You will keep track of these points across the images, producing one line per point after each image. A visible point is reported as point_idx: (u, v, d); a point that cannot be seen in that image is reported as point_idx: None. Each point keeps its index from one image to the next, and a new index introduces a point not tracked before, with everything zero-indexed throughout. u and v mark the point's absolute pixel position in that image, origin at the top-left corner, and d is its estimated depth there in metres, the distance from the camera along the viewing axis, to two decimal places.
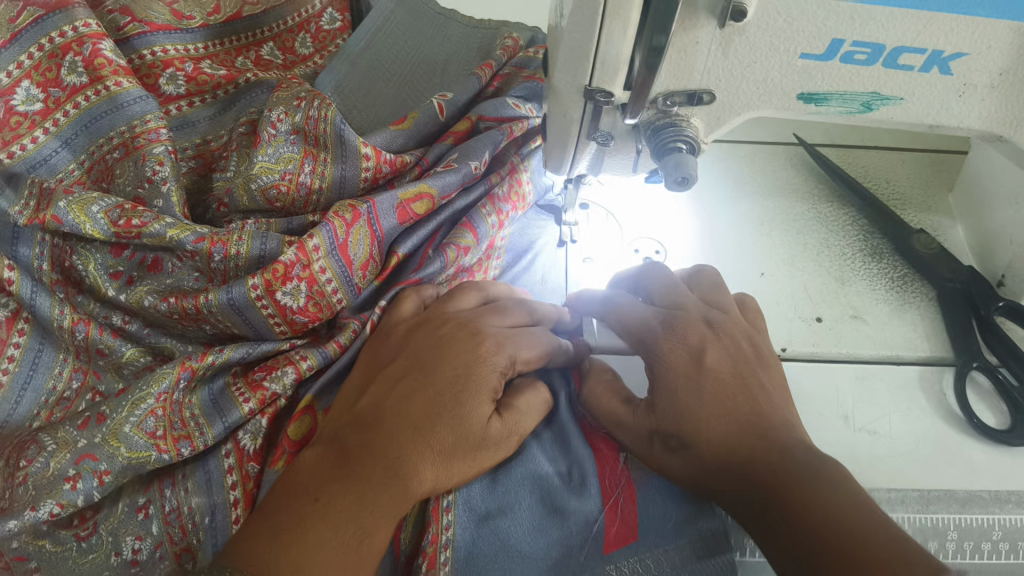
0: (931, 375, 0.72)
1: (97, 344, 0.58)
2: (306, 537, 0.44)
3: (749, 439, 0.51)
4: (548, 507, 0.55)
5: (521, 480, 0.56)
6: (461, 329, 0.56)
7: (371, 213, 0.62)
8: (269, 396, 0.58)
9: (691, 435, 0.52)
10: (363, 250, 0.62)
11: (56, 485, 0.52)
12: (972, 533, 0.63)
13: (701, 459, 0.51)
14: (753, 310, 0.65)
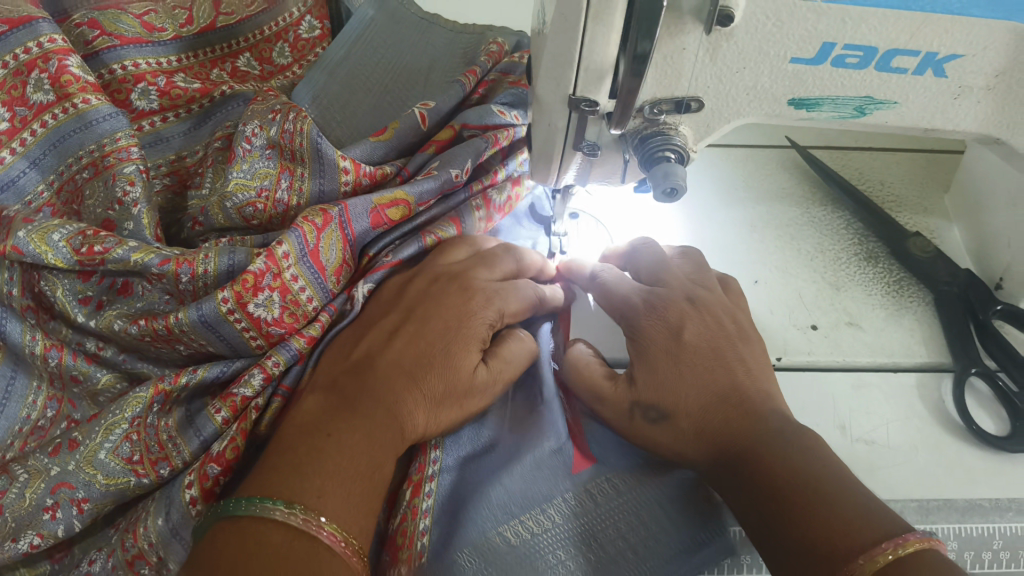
0: (929, 382, 0.70)
1: (72, 370, 0.56)
2: (325, 466, 0.46)
3: (729, 409, 0.53)
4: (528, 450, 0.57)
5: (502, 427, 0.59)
6: (450, 286, 0.60)
7: (343, 217, 0.61)
8: (239, 402, 0.55)
9: (670, 408, 0.54)
10: (336, 254, 0.60)
11: (35, 515, 0.51)
12: (972, 542, 0.61)
13: (681, 429, 0.53)
14: (737, 291, 0.66)
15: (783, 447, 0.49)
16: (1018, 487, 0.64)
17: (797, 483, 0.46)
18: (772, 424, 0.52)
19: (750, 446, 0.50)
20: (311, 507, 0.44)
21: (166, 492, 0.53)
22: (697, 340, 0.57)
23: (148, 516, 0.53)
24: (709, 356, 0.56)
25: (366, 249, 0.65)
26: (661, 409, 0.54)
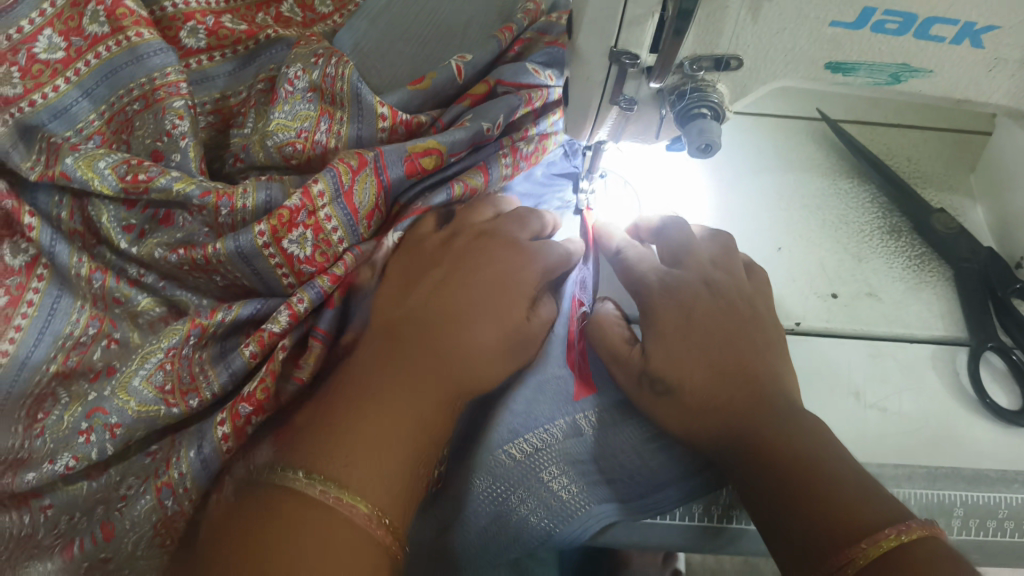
0: (944, 354, 0.72)
1: (114, 293, 0.59)
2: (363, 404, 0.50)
3: (729, 388, 0.54)
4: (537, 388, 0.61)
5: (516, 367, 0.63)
6: (492, 257, 0.61)
7: (377, 163, 0.62)
8: (268, 338, 0.58)
9: (676, 382, 0.55)
10: (368, 198, 0.62)
11: (70, 438, 0.54)
12: (978, 510, 0.62)
13: (684, 405, 0.54)
14: (761, 280, 0.66)
15: (782, 430, 0.51)
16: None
17: (793, 466, 0.48)
18: (775, 406, 0.53)
19: (747, 430, 0.52)
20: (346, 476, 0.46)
21: (197, 428, 0.57)
22: (708, 324, 0.58)
23: (181, 449, 0.56)
24: (718, 337, 0.57)
25: (397, 198, 0.67)
26: (666, 385, 0.55)
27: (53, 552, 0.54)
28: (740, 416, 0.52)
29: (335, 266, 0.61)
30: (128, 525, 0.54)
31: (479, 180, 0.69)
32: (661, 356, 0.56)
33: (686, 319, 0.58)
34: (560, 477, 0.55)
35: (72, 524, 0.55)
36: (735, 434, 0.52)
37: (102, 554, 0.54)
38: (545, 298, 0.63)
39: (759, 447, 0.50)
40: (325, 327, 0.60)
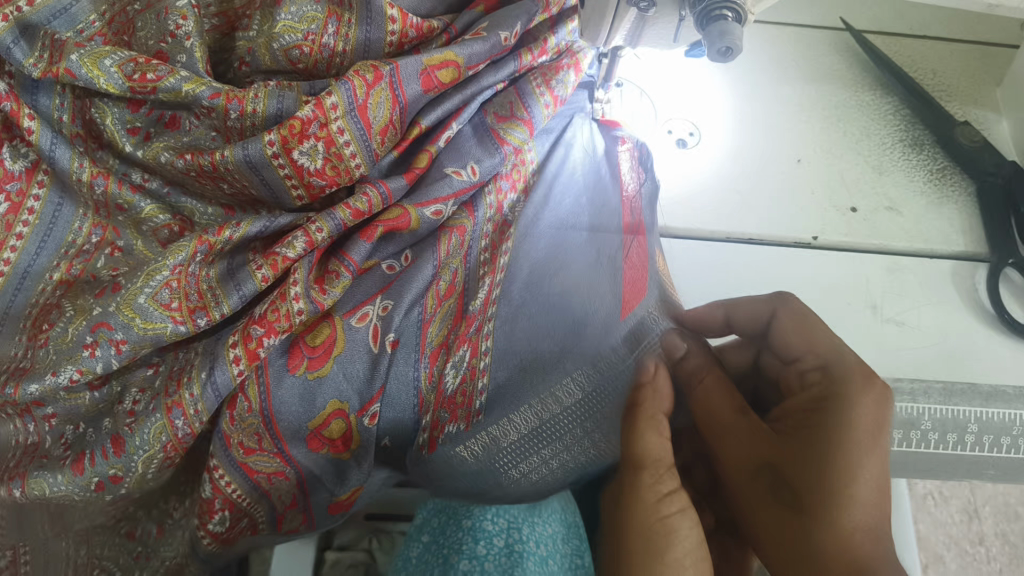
0: (965, 269, 0.71)
1: (116, 200, 0.57)
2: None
3: (866, 536, 0.44)
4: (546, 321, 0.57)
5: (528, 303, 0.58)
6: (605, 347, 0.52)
7: (395, 77, 0.57)
8: (281, 262, 0.55)
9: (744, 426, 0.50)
10: (384, 113, 0.57)
11: (76, 351, 0.52)
12: (992, 427, 0.62)
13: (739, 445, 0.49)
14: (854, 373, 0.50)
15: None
16: None
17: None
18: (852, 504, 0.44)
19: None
20: None
21: (210, 347, 0.55)
22: (876, 467, 0.45)
23: (193, 369, 0.54)
24: (880, 479, 0.45)
25: (419, 119, 0.62)
26: (793, 491, 0.46)
27: (62, 465, 0.53)
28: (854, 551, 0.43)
29: (357, 197, 0.57)
30: (138, 442, 0.53)
31: (523, 135, 0.65)
32: (818, 487, 0.45)
33: (863, 446, 0.45)
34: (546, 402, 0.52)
35: (78, 435, 0.55)
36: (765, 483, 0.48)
37: (114, 470, 0.53)
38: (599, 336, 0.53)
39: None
40: (359, 260, 0.57)
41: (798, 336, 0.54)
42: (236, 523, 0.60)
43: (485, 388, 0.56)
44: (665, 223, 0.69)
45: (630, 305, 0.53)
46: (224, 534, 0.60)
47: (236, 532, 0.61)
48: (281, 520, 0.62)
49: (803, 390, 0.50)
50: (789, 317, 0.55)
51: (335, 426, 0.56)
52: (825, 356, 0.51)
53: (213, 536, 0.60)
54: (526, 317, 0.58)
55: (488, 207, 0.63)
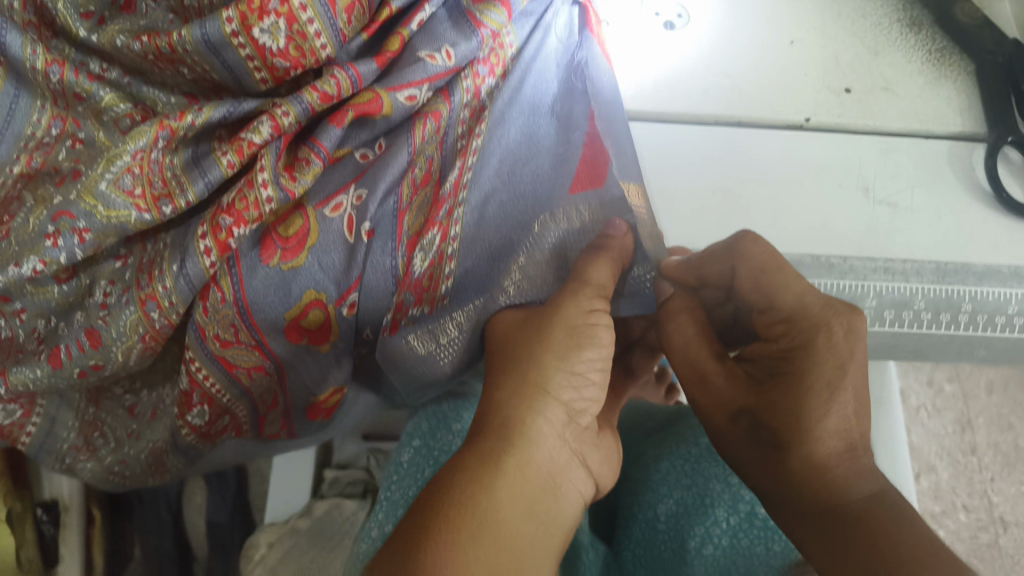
0: (961, 150, 0.68)
1: (74, 88, 0.55)
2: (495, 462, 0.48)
3: (840, 464, 0.52)
4: (518, 219, 0.56)
5: (498, 211, 0.56)
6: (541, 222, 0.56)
7: None
8: (247, 148, 0.52)
9: (703, 368, 0.57)
10: None
11: (39, 242, 0.52)
12: (987, 306, 0.64)
13: (712, 384, 0.56)
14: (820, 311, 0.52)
15: (894, 518, 0.49)
16: None
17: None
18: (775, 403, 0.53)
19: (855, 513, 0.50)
20: (493, 500, 0.47)
21: (179, 239, 0.54)
22: (847, 409, 0.52)
23: (164, 262, 0.53)
24: (846, 419, 0.52)
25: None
26: (771, 439, 0.54)
27: (40, 359, 0.56)
28: (836, 489, 0.51)
29: (325, 80, 0.53)
30: (114, 335, 0.55)
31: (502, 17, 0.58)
32: (793, 436, 0.52)
33: (831, 400, 0.51)
34: (508, 274, 0.56)
35: (52, 329, 0.57)
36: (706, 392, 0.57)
37: (93, 360, 0.56)
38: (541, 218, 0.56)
39: (844, 540, 0.49)
40: (330, 146, 0.53)
41: (756, 291, 0.54)
42: (214, 419, 0.64)
43: (453, 273, 0.56)
44: (651, 107, 0.67)
45: (586, 181, 0.57)
46: (204, 428, 0.64)
47: (216, 429, 0.66)
48: (262, 423, 0.67)
49: (772, 334, 0.54)
50: (754, 260, 0.53)
51: (313, 315, 0.56)
52: (788, 304, 0.53)
53: (193, 429, 0.64)
54: (498, 202, 0.56)
55: (465, 93, 0.57)
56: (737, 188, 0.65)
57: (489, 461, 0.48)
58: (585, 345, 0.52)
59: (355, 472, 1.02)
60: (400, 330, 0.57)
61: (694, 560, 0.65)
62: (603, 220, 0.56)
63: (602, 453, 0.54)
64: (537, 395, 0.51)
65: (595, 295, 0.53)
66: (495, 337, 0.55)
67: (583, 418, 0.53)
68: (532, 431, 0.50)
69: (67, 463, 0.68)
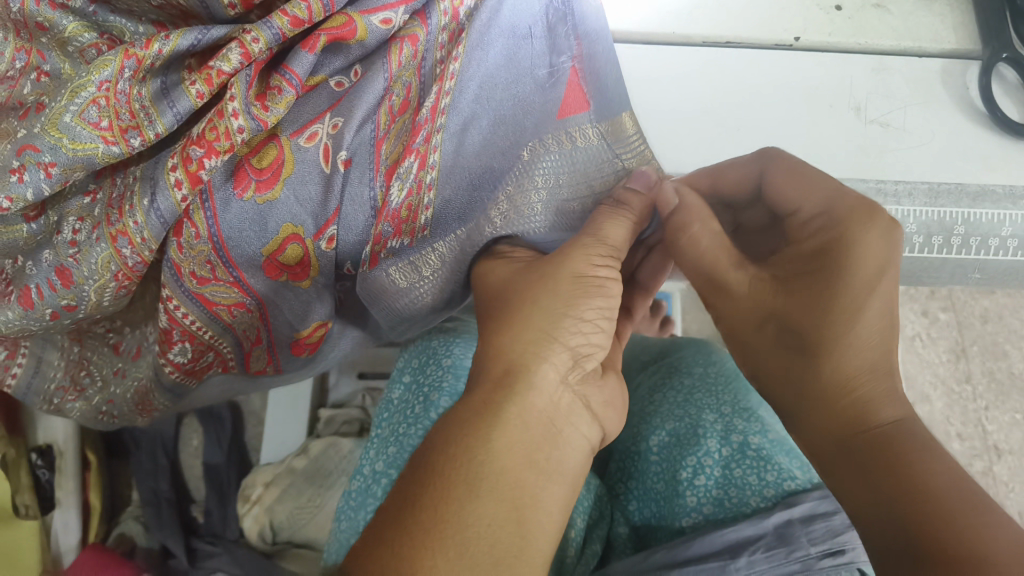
0: (956, 68, 0.66)
1: (35, 18, 0.52)
2: (499, 416, 0.48)
3: (867, 381, 0.52)
4: (511, 141, 0.56)
5: (490, 151, 0.55)
6: (538, 153, 0.56)
7: None
8: (216, 78, 0.50)
9: (722, 283, 0.57)
10: None
11: (3, 177, 0.50)
12: (980, 228, 0.62)
13: (727, 292, 0.57)
14: (864, 214, 0.52)
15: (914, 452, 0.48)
16: None
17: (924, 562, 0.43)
18: (803, 316, 0.53)
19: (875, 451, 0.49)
20: (495, 455, 0.47)
21: (148, 171, 0.52)
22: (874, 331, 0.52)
23: (134, 196, 0.52)
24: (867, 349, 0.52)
25: None
26: (794, 344, 0.54)
27: (10, 301, 0.56)
28: (858, 411, 0.51)
29: (294, 2, 0.49)
30: (85, 273, 0.54)
31: None
32: (818, 338, 0.53)
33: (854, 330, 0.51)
34: (500, 205, 0.57)
35: (19, 268, 0.56)
36: (726, 299, 0.57)
37: (65, 300, 0.55)
38: (532, 149, 0.56)
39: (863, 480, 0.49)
40: (302, 73, 0.50)
41: (790, 192, 0.55)
42: (198, 357, 0.63)
43: (431, 203, 0.55)
44: (636, 29, 0.65)
45: (573, 106, 0.56)
46: (188, 366, 0.64)
47: (201, 366, 0.65)
48: (249, 359, 0.67)
49: (809, 234, 0.54)
50: (782, 181, 0.56)
51: (291, 251, 0.55)
52: (815, 205, 0.54)
53: (177, 366, 0.64)
54: (479, 129, 0.54)
55: (443, 15, 0.53)
56: (728, 113, 0.64)
57: (485, 413, 0.48)
58: (592, 294, 0.52)
59: (351, 411, 1.01)
60: (380, 264, 0.58)
61: (687, 490, 0.65)
62: (591, 145, 0.57)
63: (604, 396, 0.54)
64: (546, 342, 0.51)
65: (608, 254, 0.54)
66: (492, 288, 0.55)
67: (587, 363, 0.53)
68: (535, 375, 0.50)
69: (56, 404, 0.70)
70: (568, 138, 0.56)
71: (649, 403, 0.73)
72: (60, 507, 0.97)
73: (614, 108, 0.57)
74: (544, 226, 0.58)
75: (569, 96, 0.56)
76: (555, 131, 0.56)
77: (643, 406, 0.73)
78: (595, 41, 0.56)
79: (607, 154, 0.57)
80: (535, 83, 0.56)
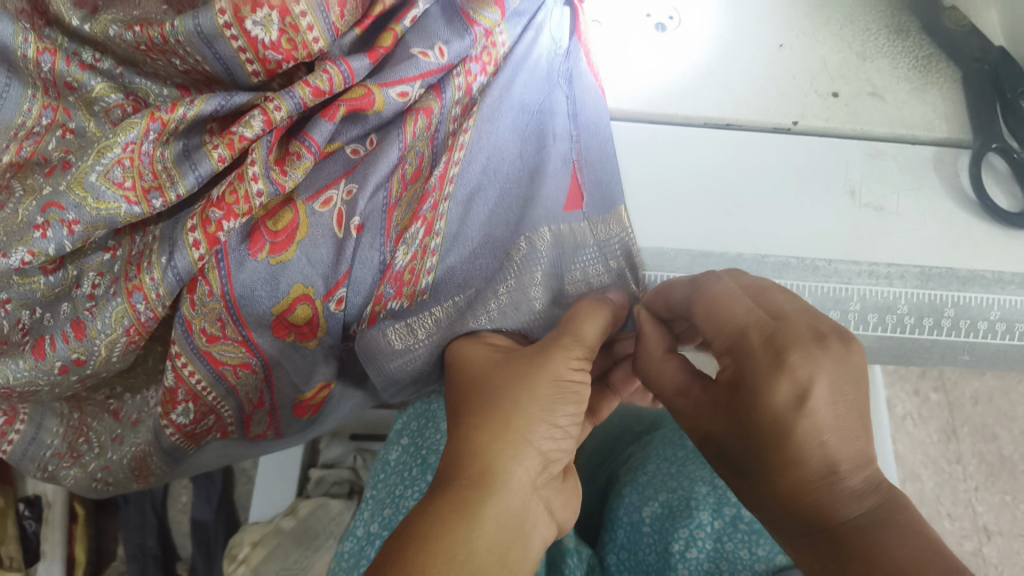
0: (947, 156, 0.68)
1: (65, 77, 0.55)
2: (473, 513, 0.45)
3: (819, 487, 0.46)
4: (507, 217, 0.58)
5: (496, 227, 0.58)
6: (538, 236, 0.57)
7: None
8: (238, 142, 0.52)
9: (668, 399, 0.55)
10: None
11: (27, 233, 0.52)
12: (969, 311, 0.65)
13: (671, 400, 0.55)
14: (754, 341, 0.49)
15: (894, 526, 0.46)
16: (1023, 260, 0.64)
17: None
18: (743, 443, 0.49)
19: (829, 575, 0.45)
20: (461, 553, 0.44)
21: (168, 232, 0.54)
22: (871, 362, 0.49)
23: (153, 254, 0.54)
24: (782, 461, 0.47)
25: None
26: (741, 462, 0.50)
27: (24, 351, 0.56)
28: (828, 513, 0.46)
29: (316, 75, 0.51)
30: (99, 327, 0.55)
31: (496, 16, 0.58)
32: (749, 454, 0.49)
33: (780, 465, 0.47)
34: (502, 288, 0.57)
35: (36, 320, 0.57)
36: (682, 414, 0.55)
37: (76, 353, 0.56)
38: (536, 235, 0.57)
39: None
40: (321, 140, 0.53)
41: (706, 313, 0.53)
42: (199, 419, 0.64)
43: (434, 268, 0.57)
44: (644, 109, 0.68)
45: (571, 202, 0.60)
46: (187, 428, 0.65)
47: (201, 430, 0.66)
48: (248, 422, 0.67)
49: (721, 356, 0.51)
50: (704, 307, 0.53)
51: (301, 311, 0.56)
52: (729, 327, 0.51)
53: (178, 428, 0.64)
54: (484, 200, 0.57)
55: (456, 91, 0.57)
56: (726, 186, 0.66)
57: (454, 507, 0.46)
58: (570, 400, 0.50)
59: (342, 472, 1.01)
60: (379, 323, 0.58)
61: (679, 563, 0.64)
62: (576, 239, 0.59)
63: (564, 496, 0.52)
64: (519, 443, 0.48)
65: (585, 357, 0.52)
66: (471, 374, 0.53)
67: (555, 467, 0.50)
68: (510, 477, 0.47)
69: (51, 470, 0.70)
70: (568, 235, 0.59)
71: (643, 474, 0.73)
72: (44, 560, 0.96)
73: (609, 205, 0.61)
74: (541, 318, 0.58)
75: (566, 192, 0.60)
76: (548, 228, 0.58)
77: (635, 477, 0.73)
78: (592, 134, 0.62)
79: (597, 255, 0.60)
80: (535, 168, 0.59)
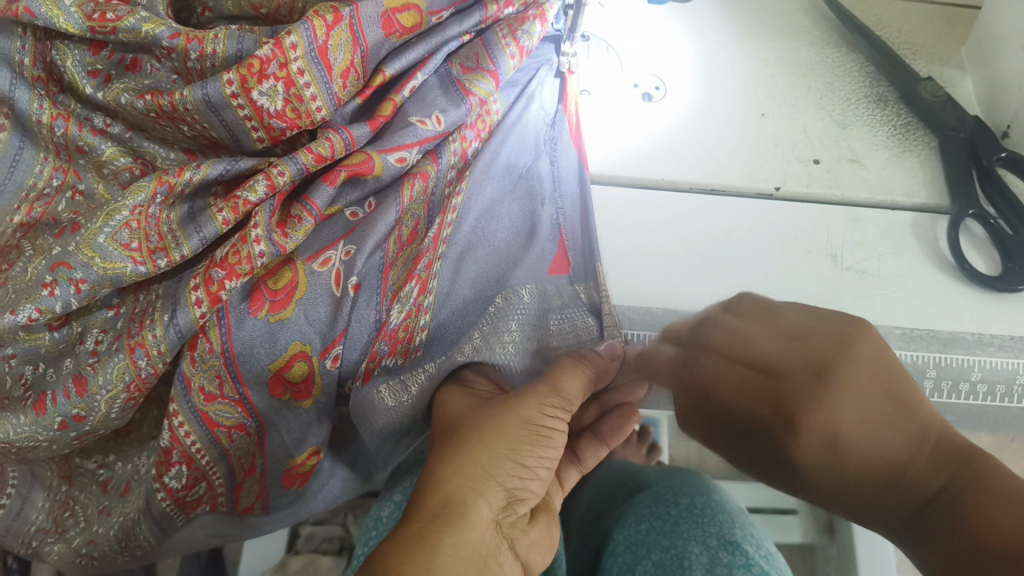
0: (926, 222, 0.71)
1: (77, 141, 0.57)
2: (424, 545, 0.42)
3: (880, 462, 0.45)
4: (495, 276, 0.60)
5: (488, 281, 0.60)
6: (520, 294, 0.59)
7: (356, 19, 0.54)
8: (241, 206, 0.54)
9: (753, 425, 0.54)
10: (345, 56, 0.54)
11: (35, 289, 0.53)
12: (951, 371, 0.63)
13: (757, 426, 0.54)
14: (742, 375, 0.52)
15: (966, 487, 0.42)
16: (1001, 321, 0.66)
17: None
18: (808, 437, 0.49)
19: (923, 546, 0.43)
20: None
21: (171, 291, 0.57)
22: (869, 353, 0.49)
23: (156, 312, 0.56)
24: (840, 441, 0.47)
25: (382, 65, 0.58)
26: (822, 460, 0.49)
27: (26, 406, 0.57)
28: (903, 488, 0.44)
29: (318, 143, 0.54)
30: (100, 382, 0.56)
31: (489, 87, 0.62)
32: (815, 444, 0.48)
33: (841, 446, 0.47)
34: (485, 336, 0.56)
35: (38, 375, 0.58)
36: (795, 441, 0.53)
37: (76, 409, 0.56)
38: (520, 293, 0.59)
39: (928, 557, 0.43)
40: (322, 204, 0.55)
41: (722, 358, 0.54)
42: (191, 484, 0.63)
43: (427, 325, 0.58)
44: (629, 174, 0.70)
45: (558, 266, 0.62)
46: (180, 493, 0.63)
47: (192, 498, 0.64)
48: (238, 493, 0.66)
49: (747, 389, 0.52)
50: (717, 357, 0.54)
51: (297, 368, 0.57)
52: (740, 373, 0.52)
53: (169, 493, 0.62)
54: (475, 258, 0.60)
55: (452, 155, 0.61)
56: (714, 248, 0.68)
57: (413, 539, 0.42)
58: (540, 443, 0.50)
59: (331, 529, 1.02)
60: (373, 380, 0.57)
61: None
62: (557, 296, 0.61)
63: (534, 541, 0.49)
64: (482, 479, 0.47)
65: (560, 405, 0.52)
66: (446, 419, 0.52)
67: (520, 507, 0.48)
68: (470, 509, 0.45)
69: (34, 549, 0.66)
70: (555, 293, 0.61)
71: (635, 532, 0.70)
72: None
73: (590, 267, 0.63)
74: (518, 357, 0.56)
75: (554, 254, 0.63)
76: (532, 285, 0.60)
77: (630, 535, 0.70)
78: (564, 204, 0.66)
79: (579, 307, 0.61)
80: (528, 231, 0.63)
